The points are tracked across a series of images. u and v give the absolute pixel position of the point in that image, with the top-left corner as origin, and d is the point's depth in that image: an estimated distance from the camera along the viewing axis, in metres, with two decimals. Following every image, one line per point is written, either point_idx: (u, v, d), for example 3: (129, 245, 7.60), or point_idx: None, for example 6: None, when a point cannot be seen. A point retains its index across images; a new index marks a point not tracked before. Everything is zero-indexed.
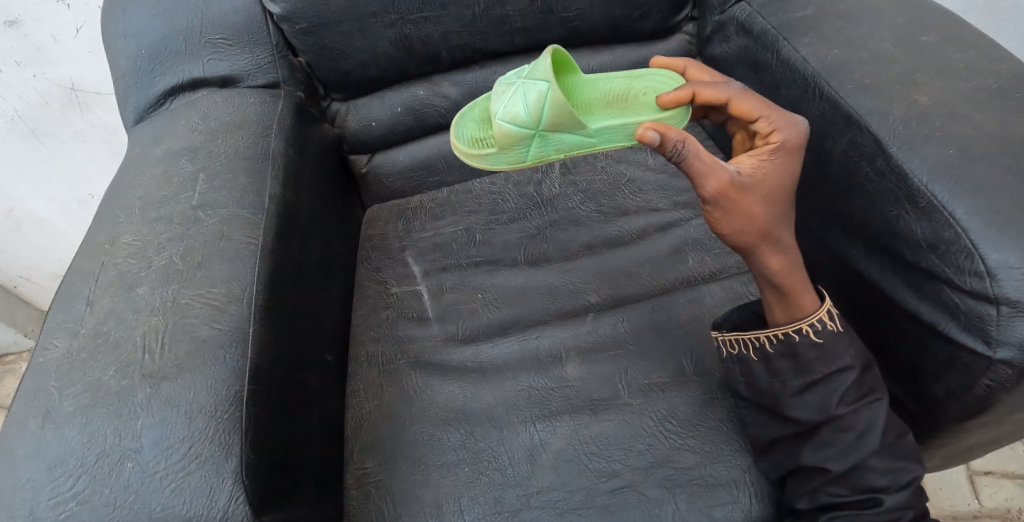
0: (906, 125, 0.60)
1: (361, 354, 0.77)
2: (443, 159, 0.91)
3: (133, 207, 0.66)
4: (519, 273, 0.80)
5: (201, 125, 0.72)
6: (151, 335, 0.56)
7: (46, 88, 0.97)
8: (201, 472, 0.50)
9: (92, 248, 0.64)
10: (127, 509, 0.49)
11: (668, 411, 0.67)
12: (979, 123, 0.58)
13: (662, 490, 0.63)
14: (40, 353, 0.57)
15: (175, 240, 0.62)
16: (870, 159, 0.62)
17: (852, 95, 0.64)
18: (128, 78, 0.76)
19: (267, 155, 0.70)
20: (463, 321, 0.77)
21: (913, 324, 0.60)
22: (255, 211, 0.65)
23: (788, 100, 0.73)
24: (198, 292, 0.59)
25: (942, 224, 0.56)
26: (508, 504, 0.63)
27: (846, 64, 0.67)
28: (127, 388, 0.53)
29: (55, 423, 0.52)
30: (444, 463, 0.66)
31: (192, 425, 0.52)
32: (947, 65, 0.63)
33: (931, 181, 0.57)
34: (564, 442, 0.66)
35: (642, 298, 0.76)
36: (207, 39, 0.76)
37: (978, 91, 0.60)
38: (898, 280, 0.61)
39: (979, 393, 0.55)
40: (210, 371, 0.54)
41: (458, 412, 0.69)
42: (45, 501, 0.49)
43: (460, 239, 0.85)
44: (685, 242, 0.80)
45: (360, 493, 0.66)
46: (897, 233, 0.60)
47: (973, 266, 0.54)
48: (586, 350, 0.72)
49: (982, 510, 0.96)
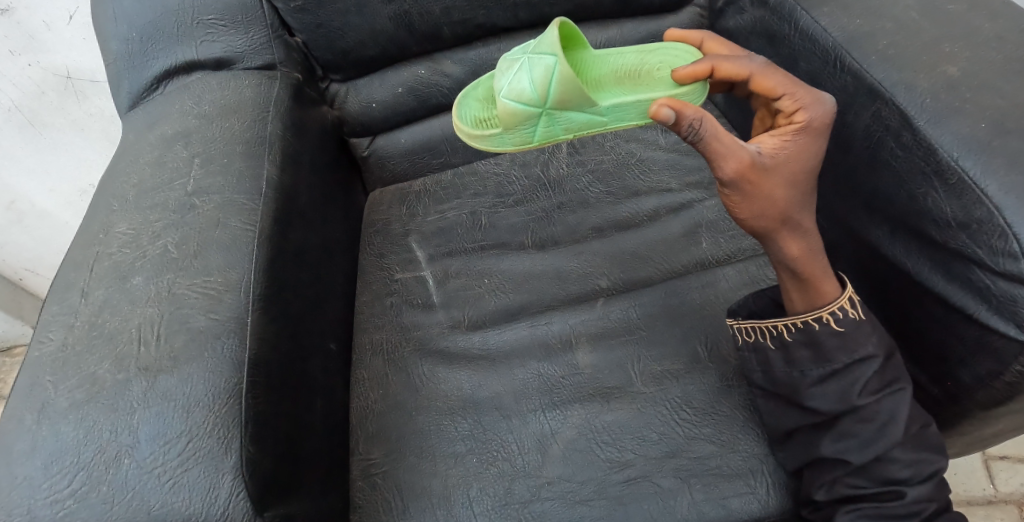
0: (934, 97, 0.57)
1: (365, 342, 0.75)
2: (446, 141, 0.88)
3: (127, 194, 0.64)
4: (527, 257, 0.78)
5: (196, 108, 0.70)
6: (147, 326, 0.54)
7: (41, 77, 0.95)
8: (201, 467, 0.48)
9: (86, 238, 0.62)
10: (125, 507, 0.47)
11: (682, 398, 0.65)
12: (1011, 94, 0.55)
13: (677, 480, 0.61)
14: (36, 347, 0.55)
15: (170, 227, 0.60)
16: (895, 134, 0.59)
17: (876, 66, 0.61)
18: (120, 62, 0.74)
19: (264, 138, 0.68)
20: (469, 307, 0.75)
21: (939, 305, 0.58)
22: (251, 196, 0.63)
23: (807, 73, 0.69)
24: (195, 281, 0.57)
25: (973, 202, 0.53)
26: (518, 496, 0.62)
27: (869, 34, 0.63)
28: (123, 381, 0.51)
29: (50, 419, 0.51)
30: (452, 453, 0.64)
31: (190, 419, 0.50)
32: (976, 33, 0.59)
33: (963, 156, 0.54)
34: (575, 431, 0.64)
35: (653, 282, 0.74)
36: (200, 20, 0.73)
37: (1010, 61, 0.57)
38: (925, 261, 0.59)
39: (1009, 379, 0.53)
40: (206, 362, 0.52)
41: (465, 402, 0.67)
42: (43, 499, 0.48)
43: (465, 223, 0.82)
44: (698, 224, 0.77)
45: (367, 484, 0.64)
46: (923, 212, 0.57)
47: (1006, 246, 0.51)
48: (597, 335, 0.70)
49: (998, 495, 0.94)
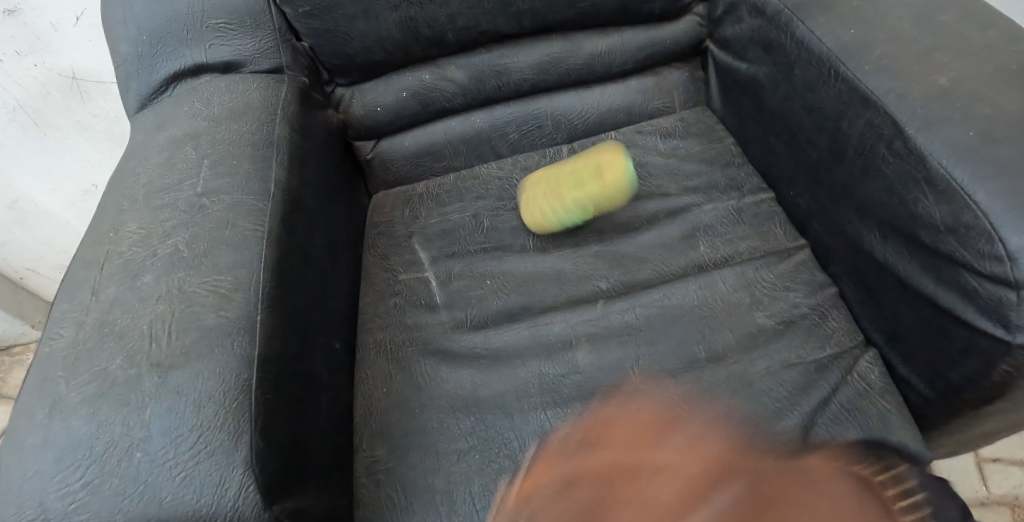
0: (924, 106, 0.59)
1: (368, 341, 0.76)
2: (450, 144, 0.90)
3: (137, 194, 0.65)
4: (529, 259, 0.79)
5: (204, 111, 0.71)
6: (158, 323, 0.55)
7: (46, 78, 0.96)
8: (211, 461, 0.50)
9: (96, 237, 0.63)
10: (137, 500, 0.48)
11: (680, 397, 0.67)
12: (999, 103, 0.56)
13: (675, 477, 0.62)
14: (46, 343, 0.56)
15: (180, 227, 0.61)
16: (887, 141, 0.61)
17: (869, 76, 0.63)
18: (129, 64, 0.75)
19: (273, 140, 0.69)
20: (472, 307, 0.76)
21: (929, 307, 0.60)
22: (260, 197, 0.64)
23: (802, 82, 0.71)
24: (205, 279, 0.58)
25: (961, 208, 0.55)
26: (519, 492, 0.63)
27: (862, 44, 0.65)
28: (134, 377, 0.52)
29: (62, 414, 0.52)
30: (455, 450, 0.66)
31: (201, 414, 0.51)
32: (966, 45, 0.61)
33: (951, 163, 0.56)
34: (576, 428, 0.66)
35: (653, 284, 0.75)
36: (209, 24, 0.74)
37: (999, 71, 0.59)
38: (915, 264, 0.61)
39: (996, 378, 0.55)
40: (217, 358, 0.54)
41: (468, 400, 0.69)
42: (54, 492, 0.49)
43: (467, 225, 0.84)
44: (696, 227, 0.79)
45: (370, 481, 0.65)
46: (914, 217, 0.59)
47: (993, 250, 0.53)
48: (596, 336, 0.72)
49: (990, 497, 0.96)
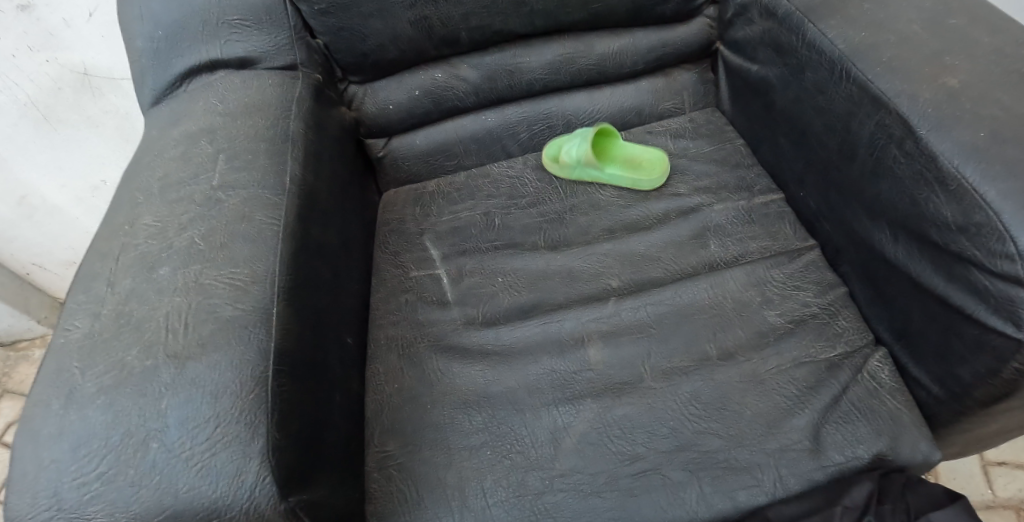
0: (935, 106, 0.59)
1: (380, 337, 0.76)
2: (461, 143, 0.91)
3: (153, 187, 0.65)
4: (540, 257, 0.80)
5: (220, 106, 0.71)
6: (175, 314, 0.55)
7: (58, 74, 0.96)
8: (227, 452, 0.50)
9: (112, 229, 0.63)
10: (153, 490, 0.48)
11: (691, 394, 0.67)
12: (1009, 105, 0.57)
13: (686, 473, 0.63)
14: (63, 333, 0.56)
15: (196, 220, 0.62)
16: (898, 141, 0.62)
17: (880, 77, 0.64)
18: (145, 59, 0.75)
19: (288, 136, 0.70)
20: (484, 304, 0.76)
21: (940, 306, 0.60)
22: (277, 192, 0.65)
23: (813, 83, 0.72)
24: (222, 272, 0.58)
25: (972, 207, 0.55)
26: (531, 487, 0.63)
27: (873, 46, 0.66)
28: (151, 368, 0.53)
29: (77, 404, 0.52)
30: (466, 446, 0.66)
31: (218, 404, 0.51)
32: (977, 47, 0.62)
33: (962, 163, 0.56)
34: (587, 424, 0.66)
35: (664, 282, 0.76)
36: (225, 20, 0.75)
37: (1009, 73, 0.59)
38: (926, 263, 0.61)
39: (1005, 377, 0.55)
40: (233, 350, 0.54)
41: (480, 396, 0.69)
42: (70, 481, 0.49)
43: (478, 224, 0.84)
44: (707, 227, 0.80)
45: (382, 476, 0.65)
46: (925, 216, 0.60)
47: (1003, 248, 0.53)
48: (608, 333, 0.72)
49: (996, 500, 0.96)
